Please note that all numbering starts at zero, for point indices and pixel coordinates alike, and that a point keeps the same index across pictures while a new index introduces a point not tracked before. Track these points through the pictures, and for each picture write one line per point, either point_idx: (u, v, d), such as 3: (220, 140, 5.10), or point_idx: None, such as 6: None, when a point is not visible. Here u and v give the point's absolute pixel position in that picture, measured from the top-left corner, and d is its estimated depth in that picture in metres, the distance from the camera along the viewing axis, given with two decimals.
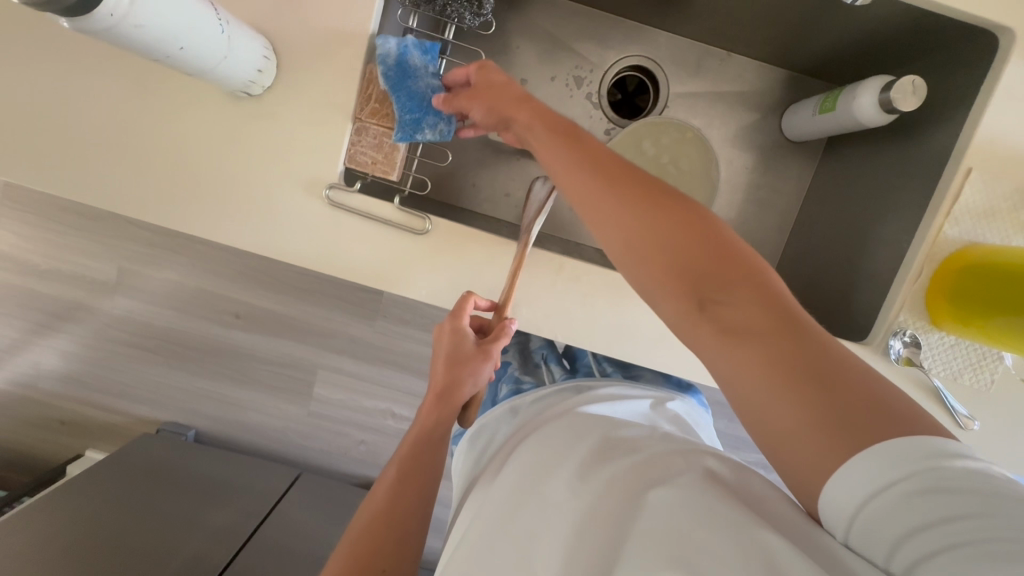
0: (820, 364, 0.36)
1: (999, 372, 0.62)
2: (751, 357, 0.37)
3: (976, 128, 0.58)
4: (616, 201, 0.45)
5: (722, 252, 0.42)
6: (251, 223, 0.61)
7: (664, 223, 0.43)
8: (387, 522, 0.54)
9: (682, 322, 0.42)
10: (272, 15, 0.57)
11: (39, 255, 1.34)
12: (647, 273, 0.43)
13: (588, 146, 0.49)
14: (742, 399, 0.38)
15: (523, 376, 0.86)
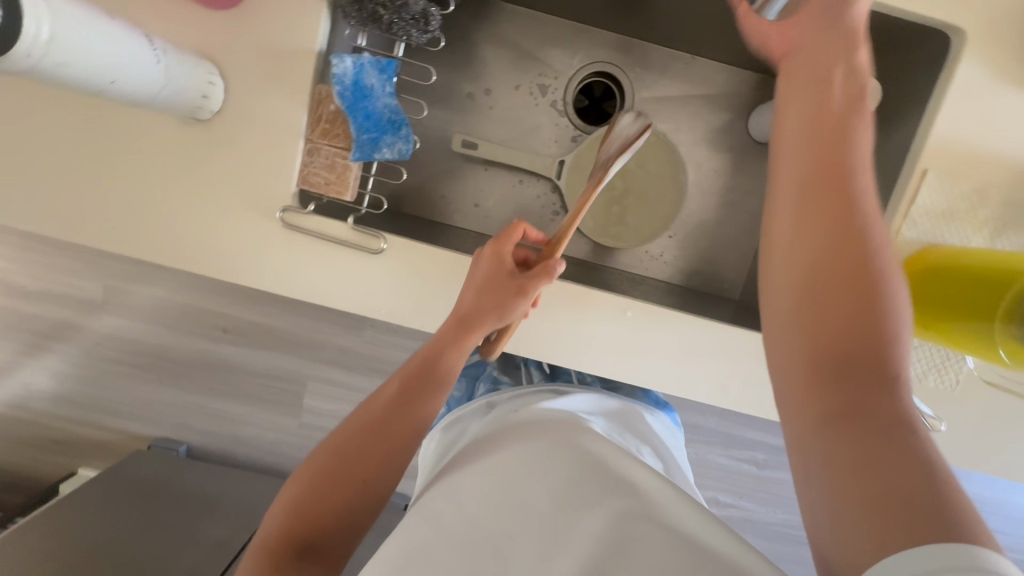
0: (890, 453, 0.36)
1: (963, 373, 0.61)
2: (849, 422, 0.39)
3: (930, 129, 0.57)
4: (793, 232, 0.47)
5: (861, 317, 0.43)
6: (208, 248, 0.61)
7: (842, 282, 0.44)
8: (368, 462, 0.54)
9: (796, 367, 0.44)
10: (219, 38, 0.56)
11: (26, 276, 1.32)
12: (778, 309, 0.47)
13: (850, 192, 0.47)
14: (817, 460, 0.39)
15: (501, 377, 0.84)
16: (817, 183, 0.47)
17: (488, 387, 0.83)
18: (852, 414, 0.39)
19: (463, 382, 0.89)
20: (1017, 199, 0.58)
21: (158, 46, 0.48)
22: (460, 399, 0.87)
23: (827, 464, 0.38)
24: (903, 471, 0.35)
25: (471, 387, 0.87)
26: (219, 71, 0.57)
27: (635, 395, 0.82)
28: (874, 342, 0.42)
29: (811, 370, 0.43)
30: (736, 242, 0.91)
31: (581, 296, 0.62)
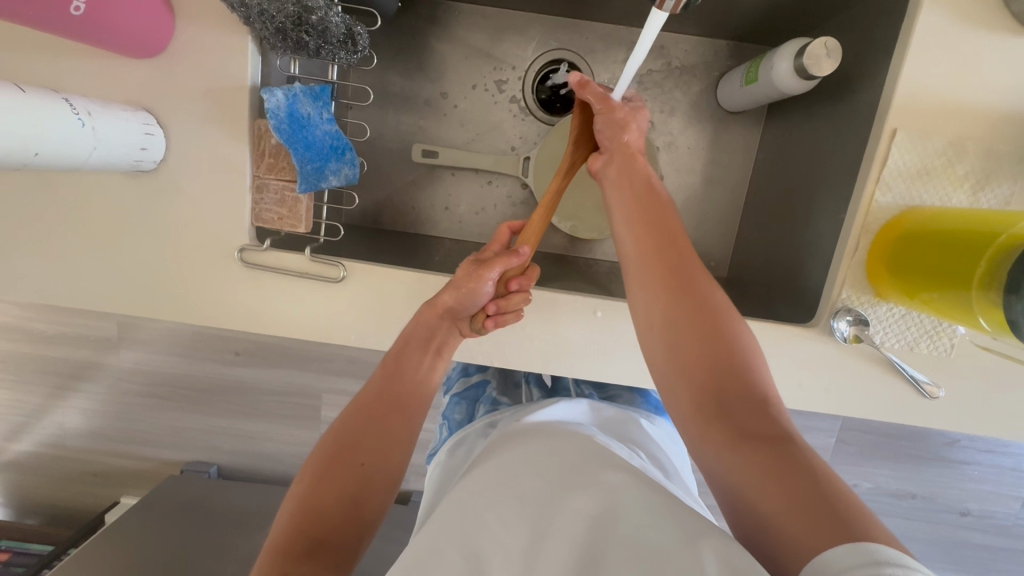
0: (794, 463, 0.42)
1: (957, 337, 0.58)
2: (739, 453, 0.44)
3: (896, 85, 0.54)
4: (651, 311, 0.55)
5: (715, 346, 0.51)
6: (174, 297, 0.61)
7: (694, 326, 0.53)
8: (343, 458, 0.52)
9: (686, 415, 0.50)
10: (152, 88, 0.56)
11: (45, 322, 1.37)
12: (663, 373, 0.53)
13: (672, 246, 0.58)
14: (717, 471, 0.45)
15: (501, 397, 0.77)
16: (649, 260, 0.57)
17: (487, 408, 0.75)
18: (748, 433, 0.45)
19: (462, 406, 0.81)
20: (996, 147, 0.54)
21: (81, 108, 0.48)
22: (459, 423, 0.79)
23: (732, 493, 0.43)
24: (791, 478, 0.40)
25: (471, 409, 0.79)
26: (155, 120, 0.57)
27: (635, 404, 0.76)
28: (737, 384, 0.49)
29: (698, 421, 0.49)
30: (717, 217, 0.88)
31: (546, 303, 0.61)
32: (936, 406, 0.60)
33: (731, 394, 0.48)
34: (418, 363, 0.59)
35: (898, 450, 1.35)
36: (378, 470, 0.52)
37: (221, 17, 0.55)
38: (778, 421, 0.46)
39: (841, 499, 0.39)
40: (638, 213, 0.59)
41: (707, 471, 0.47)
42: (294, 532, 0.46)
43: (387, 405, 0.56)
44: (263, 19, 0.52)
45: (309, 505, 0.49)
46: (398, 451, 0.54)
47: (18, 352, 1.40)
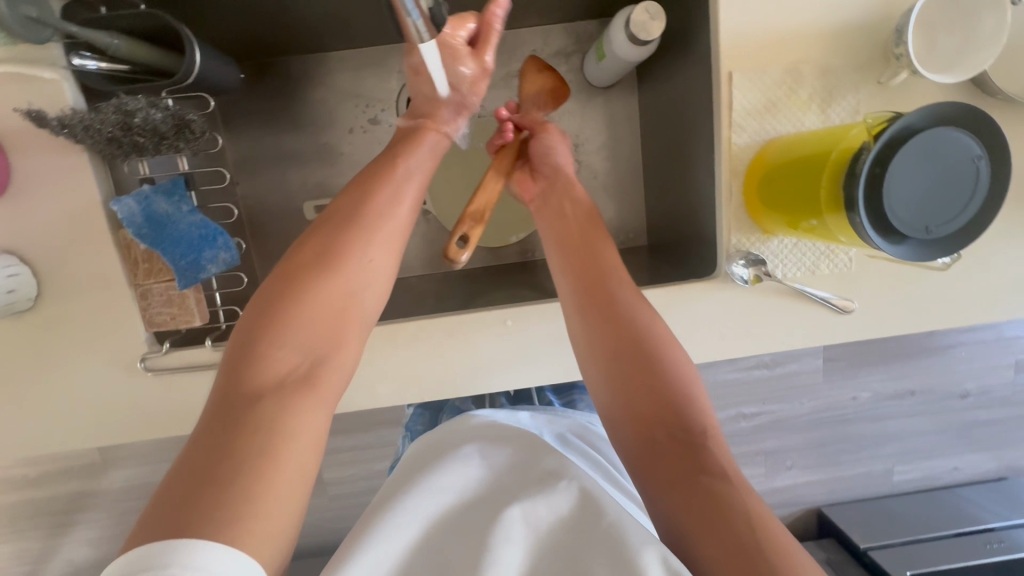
0: (733, 506, 0.43)
1: (852, 250, 0.59)
2: (680, 488, 0.46)
3: (718, 31, 0.55)
4: (594, 347, 0.55)
5: (656, 378, 0.52)
6: (95, 423, 0.61)
7: (635, 358, 0.53)
8: (284, 318, 0.47)
9: (631, 443, 0.51)
10: (5, 228, 0.55)
11: (24, 466, 1.35)
12: (609, 398, 0.54)
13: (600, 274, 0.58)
14: (660, 499, 0.46)
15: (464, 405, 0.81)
16: (587, 293, 0.57)
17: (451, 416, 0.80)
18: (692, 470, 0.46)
19: (425, 416, 0.85)
20: (831, 63, 0.56)
21: None
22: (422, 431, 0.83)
23: (670, 521, 0.45)
24: (734, 529, 0.41)
25: (434, 419, 0.84)
26: (20, 258, 0.56)
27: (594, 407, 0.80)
28: (680, 416, 0.50)
29: (644, 449, 0.50)
30: (624, 189, 0.89)
31: (456, 327, 0.61)
32: (852, 321, 0.61)
33: (674, 427, 0.50)
34: (362, 237, 0.52)
35: (884, 354, 1.37)
36: (327, 339, 0.49)
37: (47, 142, 0.54)
38: (716, 458, 0.47)
39: (775, 545, 0.40)
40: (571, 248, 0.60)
41: (645, 493, 0.48)
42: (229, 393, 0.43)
43: (321, 280, 0.49)
44: (90, 133, 0.51)
45: (253, 351, 0.45)
46: (355, 315, 0.51)
47: (9, 502, 1.38)
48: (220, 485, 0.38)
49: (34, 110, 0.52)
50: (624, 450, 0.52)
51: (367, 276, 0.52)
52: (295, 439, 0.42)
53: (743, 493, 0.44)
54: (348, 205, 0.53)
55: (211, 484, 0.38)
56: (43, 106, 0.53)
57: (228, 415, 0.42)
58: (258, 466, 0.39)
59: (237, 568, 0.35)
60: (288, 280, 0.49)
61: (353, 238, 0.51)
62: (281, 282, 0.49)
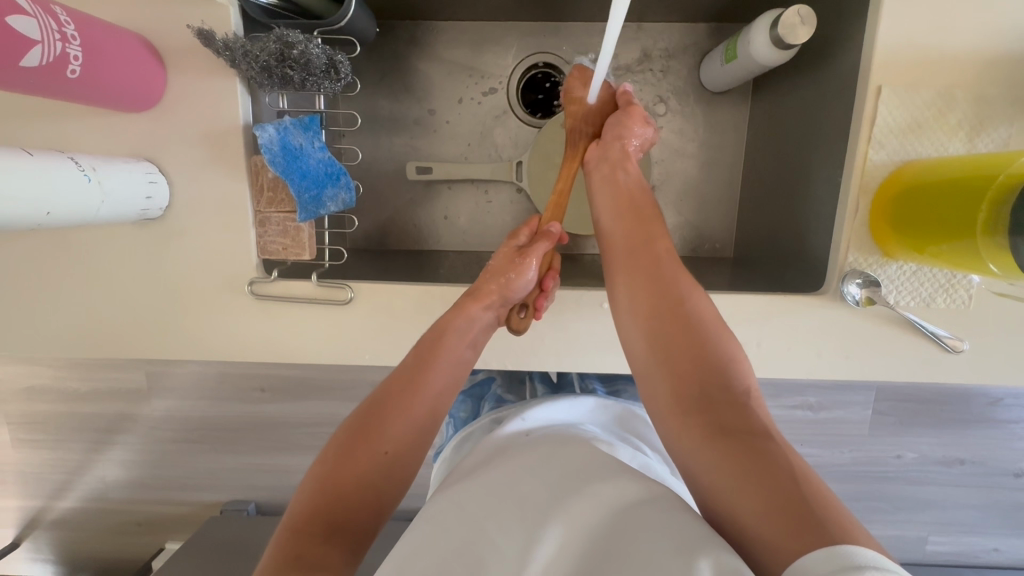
0: (774, 467, 0.41)
1: (974, 288, 0.57)
2: (720, 449, 0.44)
3: (874, 43, 0.54)
4: (635, 308, 0.55)
5: (695, 341, 0.51)
6: (192, 337, 0.63)
7: (676, 323, 0.53)
8: (347, 461, 0.51)
9: (666, 412, 0.50)
10: (150, 138, 0.58)
11: (77, 380, 1.41)
12: (648, 368, 0.52)
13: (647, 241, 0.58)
14: (698, 466, 0.45)
15: (506, 394, 0.78)
16: (631, 263, 0.57)
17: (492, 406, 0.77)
18: (733, 432, 0.45)
19: (468, 403, 0.81)
20: (988, 90, 0.54)
21: (87, 163, 0.50)
22: (465, 420, 0.80)
23: (714, 489, 0.43)
24: (780, 485, 0.39)
25: (477, 407, 0.80)
26: (160, 168, 0.59)
27: (639, 398, 0.77)
28: (722, 383, 0.49)
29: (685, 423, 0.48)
30: (716, 197, 0.88)
31: (554, 301, 0.61)
32: (963, 362, 0.58)
33: (711, 391, 0.48)
34: (433, 371, 0.57)
35: (941, 417, 1.30)
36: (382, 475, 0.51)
37: (207, 61, 0.57)
38: (761, 424, 0.45)
39: (818, 504, 0.38)
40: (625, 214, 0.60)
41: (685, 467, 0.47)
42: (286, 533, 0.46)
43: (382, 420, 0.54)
44: (248, 59, 0.54)
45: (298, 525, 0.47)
46: (390, 490, 0.51)
47: (56, 412, 1.44)
48: None
49: (201, 29, 0.55)
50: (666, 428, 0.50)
51: (403, 448, 0.53)
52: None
53: (787, 451, 0.42)
54: (395, 383, 0.56)
55: None
56: (212, 27, 0.56)
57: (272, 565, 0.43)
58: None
59: None
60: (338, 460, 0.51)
61: (415, 383, 0.56)
62: (331, 457, 0.52)
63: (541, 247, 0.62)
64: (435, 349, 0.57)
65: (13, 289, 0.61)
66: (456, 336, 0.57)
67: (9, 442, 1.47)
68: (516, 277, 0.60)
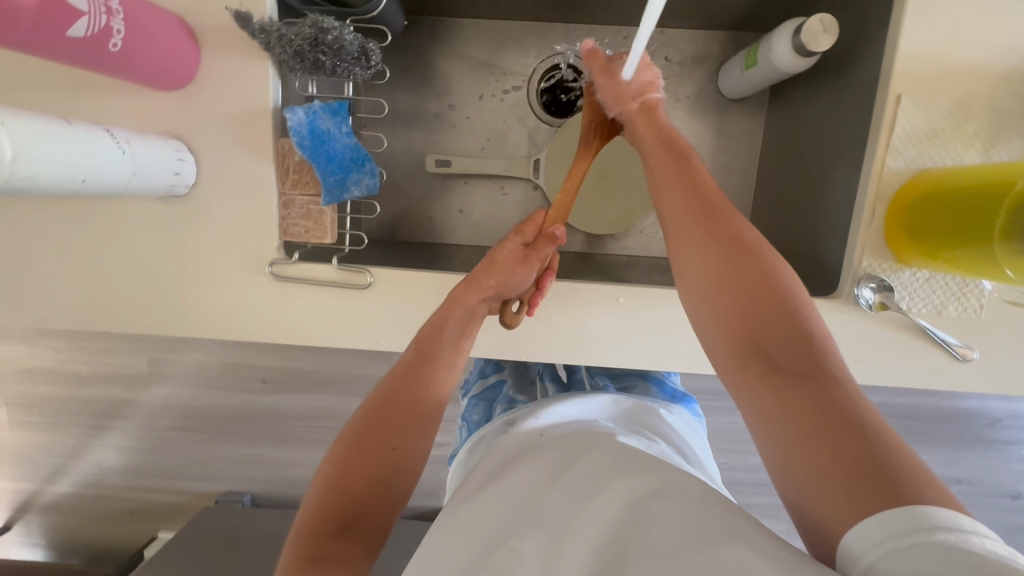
0: (839, 418, 0.40)
1: (985, 297, 0.58)
2: (786, 399, 0.42)
3: (896, 52, 0.55)
4: (683, 256, 0.52)
5: (750, 284, 0.48)
6: (210, 315, 0.64)
7: (730, 266, 0.50)
8: (357, 454, 0.50)
9: (724, 360, 0.49)
10: (180, 116, 0.59)
11: (79, 363, 1.41)
12: (701, 316, 0.51)
13: (694, 178, 0.54)
14: (759, 413, 0.44)
15: (518, 395, 0.79)
16: (682, 208, 0.53)
17: (505, 406, 0.77)
18: (795, 379, 0.43)
19: (480, 406, 0.82)
20: (1005, 103, 0.55)
21: (121, 136, 0.51)
22: (478, 423, 0.80)
23: (777, 436, 0.42)
24: (851, 439, 0.38)
25: (489, 408, 0.80)
26: (188, 147, 0.60)
27: (651, 393, 0.77)
28: (785, 327, 0.46)
29: (746, 368, 0.46)
30: (729, 203, 0.89)
31: (570, 294, 0.62)
32: (972, 370, 0.59)
33: (768, 336, 0.46)
34: (435, 365, 0.56)
35: (940, 435, 1.31)
36: (392, 472, 0.51)
37: (241, 43, 0.58)
38: (825, 365, 0.44)
39: (886, 456, 0.37)
40: (666, 160, 0.55)
41: (747, 409, 0.46)
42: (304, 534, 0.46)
43: (389, 415, 0.53)
44: (282, 43, 0.56)
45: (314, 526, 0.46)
46: (400, 482, 0.51)
47: (56, 395, 1.44)
48: None
49: (238, 11, 0.56)
50: (725, 370, 0.49)
51: (412, 440, 0.53)
52: None
53: (858, 397, 0.41)
54: (399, 374, 0.56)
55: None
56: (248, 10, 0.57)
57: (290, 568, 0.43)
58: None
59: None
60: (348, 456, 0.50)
61: (420, 377, 0.56)
62: (341, 450, 0.51)
63: (545, 249, 0.60)
64: (438, 341, 0.57)
65: (34, 260, 0.62)
66: (456, 326, 0.57)
67: (7, 423, 1.46)
68: (514, 275, 0.59)
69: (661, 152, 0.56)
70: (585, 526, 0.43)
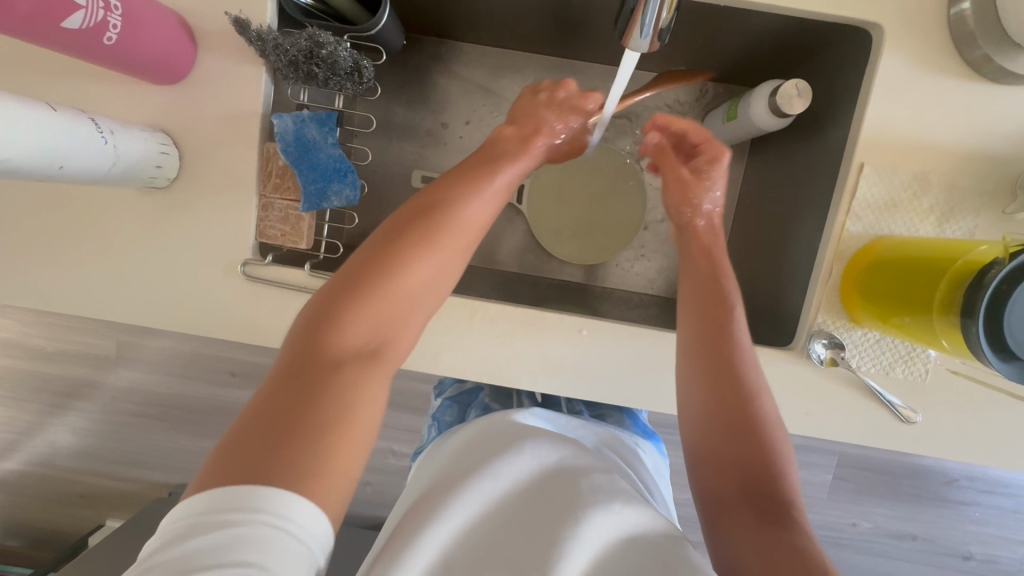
0: (804, 567, 0.41)
1: (931, 362, 0.60)
2: (755, 538, 0.45)
3: (862, 123, 0.58)
4: (692, 383, 0.54)
5: (745, 427, 0.51)
6: (177, 309, 0.64)
7: (731, 403, 0.52)
8: (376, 280, 0.46)
9: (706, 495, 0.51)
10: (170, 111, 0.60)
11: (44, 339, 1.38)
12: (694, 444, 0.53)
13: (715, 308, 0.57)
14: (727, 545, 0.47)
15: (493, 403, 0.81)
16: (703, 331, 0.56)
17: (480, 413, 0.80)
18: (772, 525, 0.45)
19: (454, 408, 0.86)
20: (960, 181, 0.58)
21: (105, 127, 0.52)
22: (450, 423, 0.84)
23: (736, 575, 0.45)
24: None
25: (462, 412, 0.85)
26: (174, 141, 0.61)
27: (625, 425, 0.79)
28: (760, 470, 0.49)
29: (722, 506, 0.49)
30: None
31: (537, 320, 0.63)
32: (914, 432, 0.61)
33: (751, 481, 0.49)
34: (460, 211, 0.52)
35: (896, 490, 1.33)
36: (404, 313, 0.48)
37: (239, 47, 0.60)
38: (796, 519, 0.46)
39: None
40: (699, 287, 0.59)
41: (713, 541, 0.48)
42: (302, 349, 0.43)
43: (411, 247, 0.49)
44: (278, 52, 0.57)
45: (274, 380, 0.41)
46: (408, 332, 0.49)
47: (16, 369, 1.40)
48: (276, 469, 0.36)
49: (238, 17, 0.57)
50: (702, 504, 0.51)
51: (421, 287, 0.49)
52: (352, 413, 0.41)
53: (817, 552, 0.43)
54: (405, 223, 0.50)
55: (283, 456, 0.37)
56: (249, 18, 0.58)
57: (287, 392, 0.40)
58: (321, 463, 0.38)
59: (312, 521, 0.36)
60: (337, 292, 0.46)
61: (452, 219, 0.51)
62: (348, 273, 0.47)
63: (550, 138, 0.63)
64: (453, 200, 0.52)
65: (7, 236, 0.62)
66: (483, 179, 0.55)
67: None
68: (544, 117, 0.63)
69: (698, 278, 0.60)
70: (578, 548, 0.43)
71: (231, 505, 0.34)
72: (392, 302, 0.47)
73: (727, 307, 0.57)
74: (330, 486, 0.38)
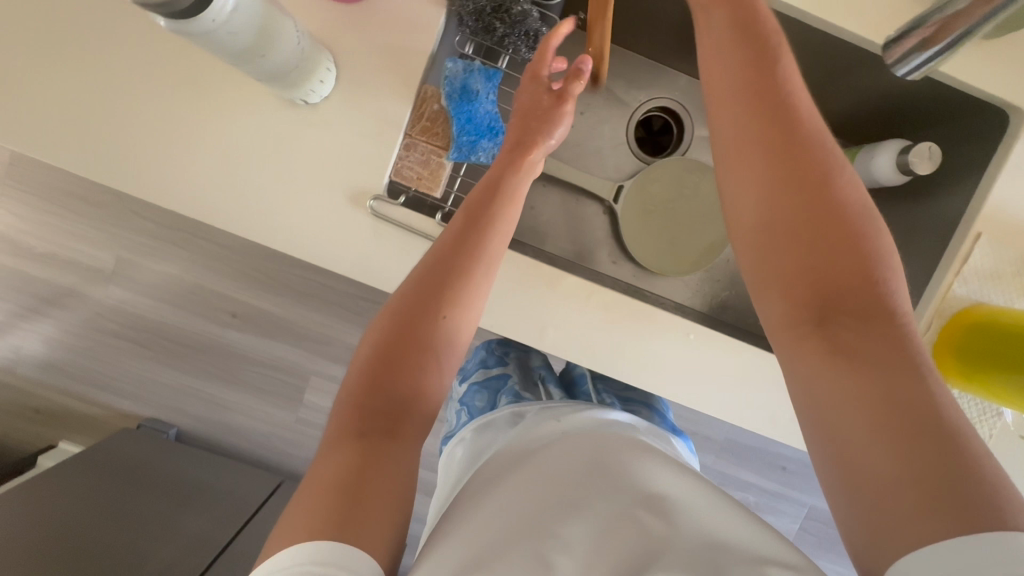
0: (924, 425, 0.37)
1: (996, 427, 0.65)
2: (863, 393, 0.39)
3: (988, 196, 0.63)
4: (773, 247, 0.46)
5: (839, 259, 0.44)
6: (279, 230, 0.60)
7: (823, 254, 0.44)
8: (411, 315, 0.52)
9: (797, 352, 0.44)
10: (333, 30, 0.58)
11: (36, 237, 1.28)
12: (772, 304, 0.46)
13: (803, 150, 0.46)
14: (815, 394, 0.42)
15: (524, 393, 0.82)
16: (772, 131, 0.47)
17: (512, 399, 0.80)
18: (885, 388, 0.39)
19: (483, 395, 0.85)
20: None
21: (300, 28, 0.53)
22: (480, 409, 0.83)
23: (829, 426, 0.41)
24: (933, 454, 0.36)
25: (492, 398, 0.83)
26: (335, 62, 0.58)
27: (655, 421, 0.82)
28: (863, 314, 0.42)
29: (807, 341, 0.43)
30: None
31: (651, 314, 0.65)
32: None
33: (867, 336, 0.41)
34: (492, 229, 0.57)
35: (838, 539, 1.44)
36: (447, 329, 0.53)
37: None
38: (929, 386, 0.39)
39: (967, 477, 0.35)
40: (785, 138, 0.46)
41: (804, 392, 0.43)
42: (357, 387, 0.49)
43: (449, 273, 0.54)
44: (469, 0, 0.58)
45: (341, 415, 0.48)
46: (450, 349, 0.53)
47: None
48: (352, 505, 0.42)
49: None
50: (787, 342, 0.45)
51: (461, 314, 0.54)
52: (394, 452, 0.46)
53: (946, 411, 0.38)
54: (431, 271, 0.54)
55: (353, 499, 0.42)
56: None
57: (348, 429, 0.46)
58: (374, 506, 0.42)
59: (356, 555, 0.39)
60: (379, 341, 0.52)
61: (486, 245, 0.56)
62: (387, 315, 0.53)
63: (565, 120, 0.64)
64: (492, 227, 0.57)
65: (108, 110, 0.56)
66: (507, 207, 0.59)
67: None
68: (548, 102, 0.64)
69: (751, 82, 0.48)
70: (620, 523, 0.45)
71: (306, 550, 0.39)
72: (430, 327, 0.52)
73: (797, 123, 0.47)
74: (373, 524, 0.41)
